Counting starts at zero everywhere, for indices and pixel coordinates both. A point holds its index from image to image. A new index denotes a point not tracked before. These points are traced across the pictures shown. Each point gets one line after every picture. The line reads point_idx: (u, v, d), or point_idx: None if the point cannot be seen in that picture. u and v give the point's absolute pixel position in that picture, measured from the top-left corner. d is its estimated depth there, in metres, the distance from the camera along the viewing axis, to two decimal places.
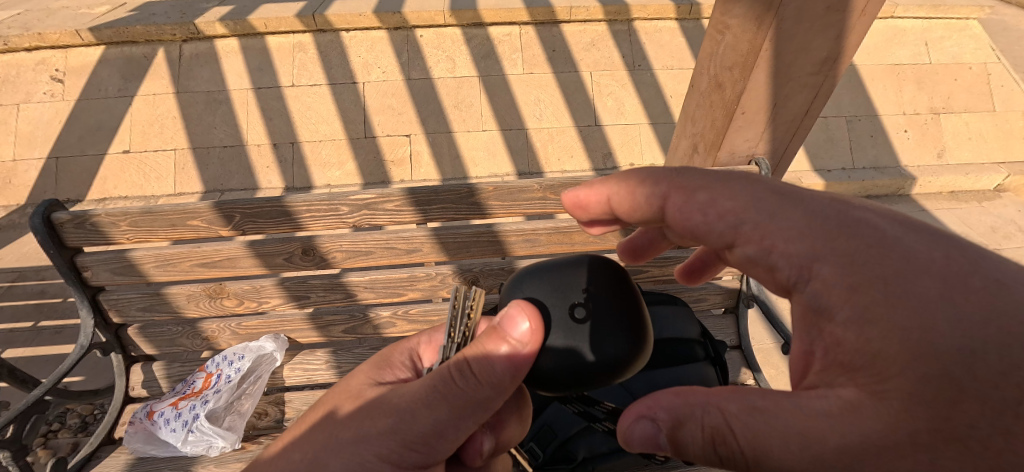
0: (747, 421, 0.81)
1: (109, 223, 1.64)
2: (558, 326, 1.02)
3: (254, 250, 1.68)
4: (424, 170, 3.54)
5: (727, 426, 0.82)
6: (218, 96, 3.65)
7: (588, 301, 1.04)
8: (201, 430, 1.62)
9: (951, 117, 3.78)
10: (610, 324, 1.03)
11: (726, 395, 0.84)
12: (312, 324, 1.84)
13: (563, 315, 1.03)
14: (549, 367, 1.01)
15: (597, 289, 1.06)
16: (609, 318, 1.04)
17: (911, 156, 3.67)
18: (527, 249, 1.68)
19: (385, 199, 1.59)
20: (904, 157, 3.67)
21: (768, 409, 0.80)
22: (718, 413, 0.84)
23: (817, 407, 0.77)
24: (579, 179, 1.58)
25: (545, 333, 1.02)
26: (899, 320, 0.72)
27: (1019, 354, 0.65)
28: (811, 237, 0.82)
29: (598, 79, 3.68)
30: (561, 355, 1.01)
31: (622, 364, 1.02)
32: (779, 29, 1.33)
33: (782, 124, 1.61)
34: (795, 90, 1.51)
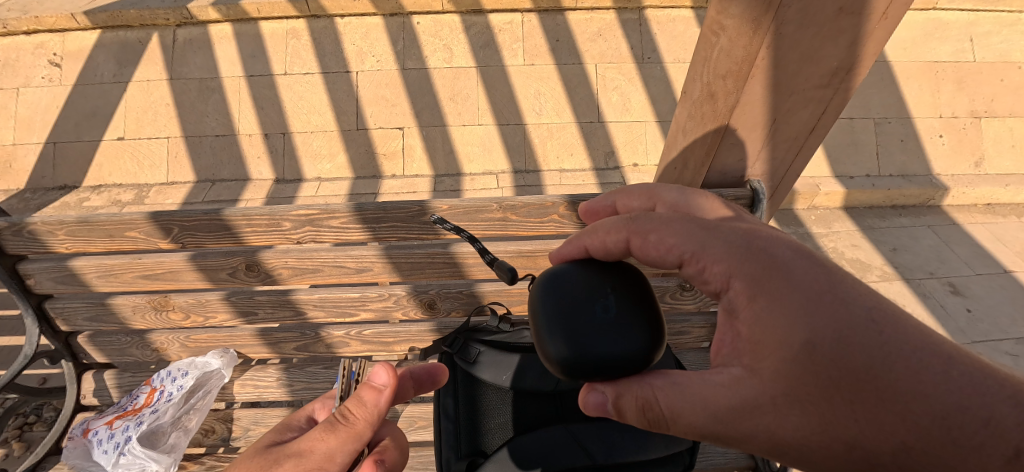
0: (681, 400, 0.87)
1: (46, 231, 1.52)
2: (581, 317, 0.99)
3: (195, 264, 1.54)
4: (416, 165, 3.46)
5: (665, 409, 0.88)
6: (210, 84, 3.56)
7: (611, 298, 1.01)
8: (132, 454, 1.57)
9: (993, 122, 3.46)
10: (631, 318, 0.99)
11: (664, 386, 0.90)
12: (261, 340, 1.72)
13: (586, 307, 1.00)
14: (570, 356, 0.97)
15: (621, 287, 1.03)
16: (632, 315, 1.00)
17: (946, 164, 3.37)
18: (486, 273, 1.51)
19: (329, 215, 1.43)
20: (937, 165, 3.36)
21: (700, 387, 0.86)
22: (656, 399, 0.89)
23: (738, 380, 0.84)
24: (544, 199, 1.37)
25: (568, 321, 0.99)
26: (792, 309, 0.82)
27: (887, 328, 0.77)
28: (724, 252, 0.91)
29: (604, 72, 3.54)
30: (582, 345, 0.96)
31: (644, 361, 0.97)
32: (778, 34, 1.08)
33: (783, 142, 1.33)
34: (799, 104, 1.22)
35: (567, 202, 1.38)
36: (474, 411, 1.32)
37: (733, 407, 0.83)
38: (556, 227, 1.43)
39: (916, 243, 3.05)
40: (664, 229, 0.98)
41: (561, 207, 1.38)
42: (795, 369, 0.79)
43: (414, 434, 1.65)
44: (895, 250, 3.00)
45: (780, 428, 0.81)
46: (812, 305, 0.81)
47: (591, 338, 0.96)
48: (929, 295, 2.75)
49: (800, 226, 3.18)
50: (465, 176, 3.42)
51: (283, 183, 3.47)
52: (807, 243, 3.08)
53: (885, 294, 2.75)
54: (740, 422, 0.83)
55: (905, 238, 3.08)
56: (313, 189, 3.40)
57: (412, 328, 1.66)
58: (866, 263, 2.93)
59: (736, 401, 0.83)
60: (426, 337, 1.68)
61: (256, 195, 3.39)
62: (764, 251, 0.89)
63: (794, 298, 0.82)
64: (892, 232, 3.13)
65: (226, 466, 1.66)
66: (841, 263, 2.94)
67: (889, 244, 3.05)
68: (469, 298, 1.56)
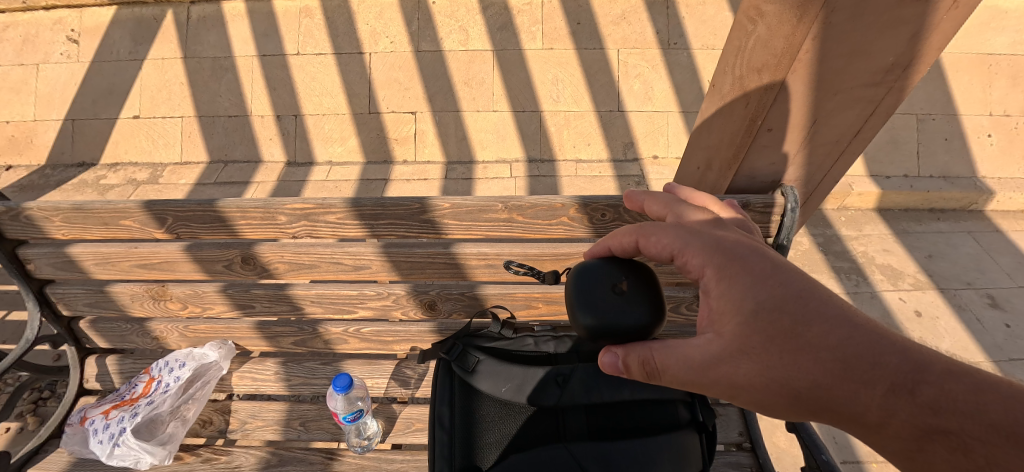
0: (659, 359, 0.92)
1: (42, 217, 1.46)
2: (605, 296, 1.03)
3: (191, 255, 1.47)
4: (428, 150, 3.47)
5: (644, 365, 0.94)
6: (223, 63, 3.50)
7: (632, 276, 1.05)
8: (127, 445, 1.52)
9: None
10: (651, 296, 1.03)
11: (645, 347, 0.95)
12: (258, 333, 1.68)
13: (609, 286, 1.03)
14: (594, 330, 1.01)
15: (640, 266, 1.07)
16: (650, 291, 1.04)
17: (991, 166, 3.18)
18: (489, 275, 1.42)
19: (325, 210, 1.35)
20: (983, 166, 3.18)
21: (674, 345, 0.91)
22: (636, 357, 0.95)
23: (707, 339, 0.89)
24: (553, 201, 1.27)
25: (593, 299, 1.03)
26: (748, 274, 0.89)
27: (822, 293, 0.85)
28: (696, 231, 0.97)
29: (626, 58, 3.40)
30: (606, 321, 1.01)
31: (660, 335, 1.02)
32: (827, 24, 0.95)
33: (822, 146, 1.21)
34: (845, 104, 1.11)
35: (578, 204, 1.27)
36: (470, 424, 1.25)
37: (705, 364, 0.87)
38: (565, 230, 1.33)
39: (953, 250, 2.88)
40: (662, 231, 0.98)
41: (570, 210, 1.28)
42: (757, 325, 0.84)
43: (411, 435, 1.60)
44: (930, 256, 2.84)
45: (750, 385, 0.85)
46: (781, 281, 0.87)
47: (615, 315, 1.00)
48: (965, 308, 2.57)
49: (829, 227, 3.05)
50: (478, 164, 3.43)
51: (294, 166, 3.48)
52: (835, 245, 2.93)
53: (917, 304, 2.60)
54: (705, 374, 0.87)
55: (941, 244, 2.92)
56: (324, 173, 3.41)
57: (412, 327, 1.59)
58: (898, 269, 2.78)
59: (711, 358, 0.87)
60: (426, 338, 1.61)
61: (268, 178, 3.38)
62: (748, 242, 0.95)
63: (764, 271, 0.88)
64: (926, 238, 2.97)
65: (221, 460, 1.58)
66: (870, 268, 2.78)
67: (924, 250, 2.89)
68: (472, 301, 1.48)
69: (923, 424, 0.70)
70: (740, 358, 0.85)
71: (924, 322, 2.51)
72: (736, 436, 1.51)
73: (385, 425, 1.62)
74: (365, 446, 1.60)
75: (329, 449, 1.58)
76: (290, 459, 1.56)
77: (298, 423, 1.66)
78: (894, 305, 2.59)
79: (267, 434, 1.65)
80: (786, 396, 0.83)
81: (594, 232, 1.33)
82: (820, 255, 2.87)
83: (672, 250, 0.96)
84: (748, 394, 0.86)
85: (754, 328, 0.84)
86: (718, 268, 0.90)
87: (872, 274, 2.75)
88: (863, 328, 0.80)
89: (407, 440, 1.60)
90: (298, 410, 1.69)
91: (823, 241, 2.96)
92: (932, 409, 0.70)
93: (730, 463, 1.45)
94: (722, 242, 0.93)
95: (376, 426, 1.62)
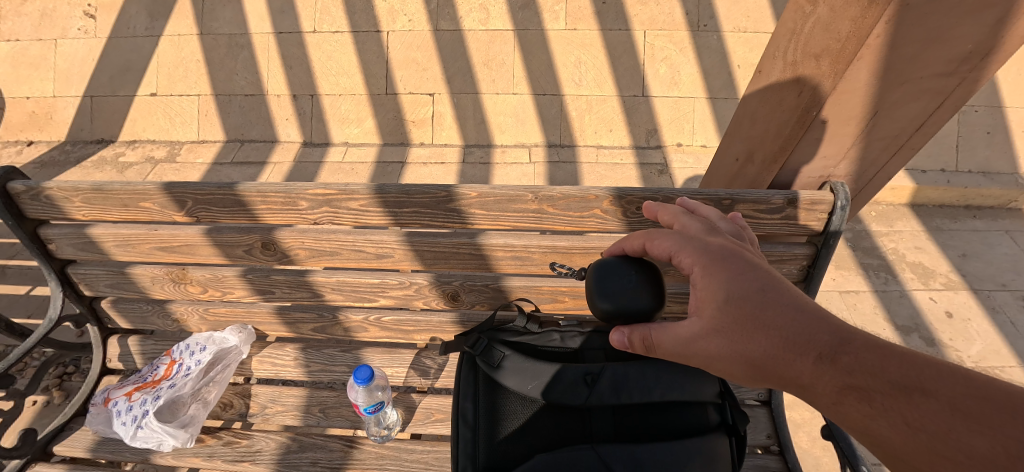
0: (646, 336, 0.94)
1: (62, 197, 1.44)
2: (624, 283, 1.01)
3: (211, 239, 1.44)
4: (445, 133, 3.42)
5: (632, 342, 0.95)
6: (239, 40, 3.42)
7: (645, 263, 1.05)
8: (151, 427, 1.52)
9: None
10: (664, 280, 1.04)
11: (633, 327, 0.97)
12: (278, 319, 1.66)
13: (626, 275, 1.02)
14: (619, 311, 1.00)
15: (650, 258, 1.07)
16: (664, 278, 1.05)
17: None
18: (515, 267, 1.37)
19: (348, 196, 1.30)
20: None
21: (656, 326, 0.93)
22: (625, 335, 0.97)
23: (686, 320, 0.89)
24: (586, 192, 1.22)
25: (613, 287, 1.01)
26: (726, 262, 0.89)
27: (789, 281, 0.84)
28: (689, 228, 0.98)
29: (653, 41, 3.29)
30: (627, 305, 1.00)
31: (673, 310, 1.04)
32: (904, 6, 0.90)
33: (879, 140, 1.16)
34: (909, 96, 1.05)
35: (612, 195, 1.21)
36: (495, 421, 1.22)
37: (681, 339, 0.89)
38: (597, 222, 1.27)
39: (989, 250, 2.76)
40: (666, 236, 0.97)
41: (604, 202, 1.22)
42: (727, 305, 0.84)
43: (430, 426, 1.58)
44: (964, 255, 2.74)
45: (723, 359, 0.85)
46: (756, 272, 0.86)
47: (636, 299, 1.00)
48: (999, 310, 2.48)
49: (858, 222, 2.95)
50: (496, 148, 3.39)
51: (310, 146, 3.46)
52: (864, 241, 2.83)
53: (948, 305, 2.50)
54: (685, 348, 0.88)
55: (976, 243, 2.81)
56: (340, 154, 3.39)
57: (434, 317, 1.55)
58: (930, 268, 2.67)
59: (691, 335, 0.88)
60: (448, 329, 1.57)
61: (284, 158, 3.37)
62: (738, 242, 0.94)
63: (740, 263, 0.88)
64: (961, 236, 2.85)
65: (242, 444, 1.57)
66: (900, 265, 2.69)
67: (957, 248, 2.78)
68: (496, 293, 1.44)
69: (853, 387, 0.71)
70: (709, 334, 0.86)
71: (955, 323, 2.43)
72: (763, 438, 1.46)
73: (404, 415, 1.60)
74: (384, 436, 1.58)
75: (348, 437, 1.56)
76: (310, 446, 1.55)
77: (318, 409, 1.64)
78: (924, 304, 2.50)
79: (287, 420, 1.64)
80: (744, 368, 0.83)
81: (627, 226, 1.27)
82: (848, 250, 2.78)
83: (671, 252, 0.95)
84: (715, 367, 0.86)
85: (720, 305, 0.85)
86: (705, 264, 0.89)
87: (902, 272, 2.66)
88: (821, 312, 0.79)
89: (427, 430, 1.58)
90: (317, 397, 1.67)
91: (852, 236, 2.86)
92: (865, 375, 0.71)
93: (758, 466, 1.40)
94: (717, 251, 0.90)
95: (396, 415, 1.61)
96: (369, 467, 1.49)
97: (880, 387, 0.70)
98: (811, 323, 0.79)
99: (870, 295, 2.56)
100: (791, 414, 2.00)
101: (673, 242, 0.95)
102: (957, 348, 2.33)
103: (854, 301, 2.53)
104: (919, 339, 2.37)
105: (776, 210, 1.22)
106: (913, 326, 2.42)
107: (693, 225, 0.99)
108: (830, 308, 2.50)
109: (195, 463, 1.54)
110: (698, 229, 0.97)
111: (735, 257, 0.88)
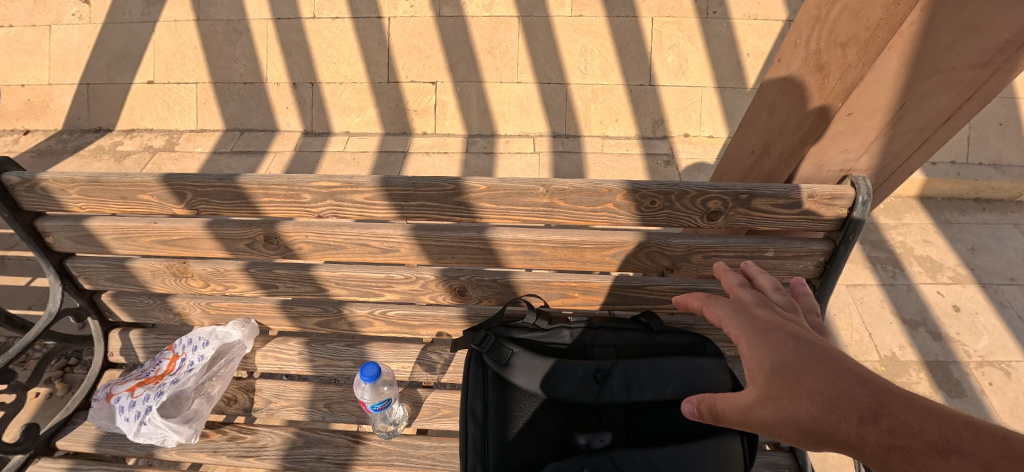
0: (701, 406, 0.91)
1: (58, 189, 1.40)
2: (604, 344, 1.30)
3: (213, 232, 1.40)
4: (448, 123, 3.39)
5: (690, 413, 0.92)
6: (237, 26, 3.33)
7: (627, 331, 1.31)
8: (154, 424, 1.48)
9: None
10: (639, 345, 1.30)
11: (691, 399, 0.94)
12: (282, 313, 1.63)
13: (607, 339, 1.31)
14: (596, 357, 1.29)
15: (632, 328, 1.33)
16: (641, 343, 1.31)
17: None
18: (525, 262, 1.33)
19: (353, 189, 1.26)
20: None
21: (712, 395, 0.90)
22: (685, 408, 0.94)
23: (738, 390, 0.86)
24: (599, 186, 1.17)
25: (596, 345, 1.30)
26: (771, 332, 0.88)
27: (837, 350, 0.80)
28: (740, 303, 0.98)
29: (661, 28, 3.22)
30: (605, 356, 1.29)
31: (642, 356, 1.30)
32: None
33: (906, 133, 1.12)
34: (940, 88, 1.01)
35: (626, 190, 1.17)
36: (505, 422, 1.19)
37: (732, 408, 0.86)
38: (610, 217, 1.23)
39: (999, 244, 2.73)
40: (718, 306, 0.97)
41: (618, 196, 1.18)
42: (773, 372, 0.82)
43: (436, 422, 1.56)
44: (972, 249, 2.70)
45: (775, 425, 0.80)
46: (802, 340, 0.84)
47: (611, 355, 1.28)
48: (1006, 304, 2.45)
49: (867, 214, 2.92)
50: (500, 138, 3.35)
51: (311, 136, 3.42)
52: (872, 234, 2.80)
53: (955, 299, 2.48)
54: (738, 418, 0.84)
55: (986, 237, 2.77)
56: (342, 144, 3.35)
57: (440, 312, 1.52)
58: (938, 261, 2.65)
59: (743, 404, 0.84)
60: (454, 324, 1.55)
61: (284, 147, 3.33)
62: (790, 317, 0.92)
63: (788, 334, 0.86)
64: (970, 229, 2.82)
65: (247, 439, 1.55)
66: (908, 259, 2.66)
67: (966, 242, 2.74)
68: (504, 288, 1.41)
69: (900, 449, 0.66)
70: (760, 399, 0.82)
71: (962, 316, 2.41)
72: (774, 435, 1.44)
73: (410, 411, 1.58)
74: (391, 431, 1.57)
75: (354, 432, 1.54)
76: (315, 442, 1.53)
77: (323, 404, 1.62)
78: (932, 298, 2.48)
79: (292, 415, 1.61)
80: (798, 435, 0.77)
81: (640, 220, 1.24)
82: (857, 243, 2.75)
83: (722, 321, 0.95)
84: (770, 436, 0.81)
85: (767, 373, 0.82)
86: (752, 333, 0.89)
87: (910, 265, 2.63)
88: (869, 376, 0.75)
89: (433, 426, 1.56)
90: (322, 392, 1.65)
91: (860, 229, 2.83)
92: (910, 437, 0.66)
93: (769, 462, 1.38)
94: (768, 323, 0.90)
95: (402, 411, 1.58)
96: (375, 463, 1.47)
97: (915, 446, 0.65)
98: (849, 383, 0.75)
99: (878, 289, 2.53)
100: None
101: (726, 312, 0.95)
102: (964, 342, 2.31)
103: (861, 294, 2.51)
104: (926, 333, 2.35)
105: (794, 205, 1.18)
106: (920, 320, 2.39)
107: (747, 297, 0.99)
108: (838, 301, 2.48)
109: (201, 458, 1.52)
110: (750, 301, 0.98)
111: (782, 330, 0.86)
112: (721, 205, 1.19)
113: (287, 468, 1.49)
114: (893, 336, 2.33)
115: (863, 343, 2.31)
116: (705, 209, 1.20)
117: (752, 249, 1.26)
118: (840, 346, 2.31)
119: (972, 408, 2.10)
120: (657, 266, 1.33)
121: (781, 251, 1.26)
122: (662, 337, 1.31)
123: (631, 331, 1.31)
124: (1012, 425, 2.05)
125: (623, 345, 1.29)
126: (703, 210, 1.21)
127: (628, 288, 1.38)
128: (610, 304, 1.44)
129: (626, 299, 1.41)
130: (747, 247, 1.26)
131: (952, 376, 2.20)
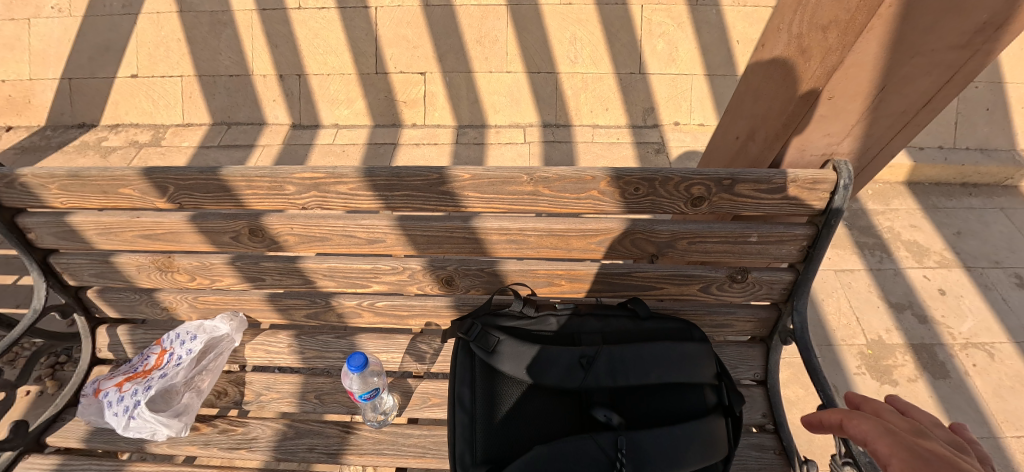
0: None
1: (38, 185, 1.38)
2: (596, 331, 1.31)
3: (196, 226, 1.40)
4: (438, 113, 3.36)
5: None
6: (221, 18, 3.29)
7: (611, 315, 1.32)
8: (143, 418, 1.48)
9: None
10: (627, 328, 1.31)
11: None
12: (270, 306, 1.63)
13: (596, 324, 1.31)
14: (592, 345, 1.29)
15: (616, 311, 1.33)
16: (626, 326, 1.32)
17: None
18: (511, 251, 1.34)
19: (336, 180, 1.25)
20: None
21: None
22: None
23: None
24: (583, 173, 1.18)
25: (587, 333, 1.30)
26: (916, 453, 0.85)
27: None
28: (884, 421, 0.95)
29: (650, 16, 3.21)
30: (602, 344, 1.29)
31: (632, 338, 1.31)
32: None
33: (887, 116, 1.12)
34: (918, 71, 1.02)
35: (610, 177, 1.17)
36: (492, 408, 1.19)
37: None
38: (594, 204, 1.24)
39: (985, 228, 2.76)
40: (862, 417, 0.96)
41: (601, 183, 1.19)
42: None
43: (427, 411, 1.57)
44: (958, 234, 2.73)
45: None
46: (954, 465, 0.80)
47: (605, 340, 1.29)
48: (991, 287, 2.49)
49: (856, 201, 2.94)
50: (491, 129, 3.34)
51: (299, 129, 3.39)
52: (860, 220, 2.82)
53: (941, 283, 2.51)
54: None
55: (972, 222, 2.80)
56: (331, 136, 3.32)
57: (428, 302, 1.53)
58: (924, 246, 2.67)
59: None
60: (443, 313, 1.55)
61: (273, 140, 3.30)
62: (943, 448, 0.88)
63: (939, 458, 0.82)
64: (957, 214, 2.84)
65: (238, 431, 1.55)
66: (895, 244, 2.69)
67: (952, 227, 2.77)
68: (491, 277, 1.41)
69: None
70: None
71: (947, 299, 2.44)
72: (759, 417, 1.46)
73: (401, 400, 1.59)
74: (381, 421, 1.57)
75: (345, 422, 1.55)
76: (307, 432, 1.53)
77: (314, 396, 1.63)
78: (918, 282, 2.51)
79: (283, 407, 1.62)
80: None
81: (624, 208, 1.24)
82: (845, 230, 2.77)
83: (867, 437, 0.93)
84: None
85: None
86: (903, 448, 0.86)
87: (897, 250, 2.65)
88: None
89: (424, 415, 1.57)
90: (313, 383, 1.65)
91: (848, 215, 2.85)
92: None
93: (754, 444, 1.40)
94: (925, 447, 0.86)
95: (392, 401, 1.59)
96: (366, 452, 1.48)
97: None
98: None
99: (865, 274, 2.55)
100: (786, 393, 2.01)
101: (873, 428, 0.93)
102: (949, 325, 2.34)
103: (849, 279, 2.53)
104: (912, 316, 2.38)
105: (776, 190, 1.19)
106: (906, 303, 2.42)
107: (897, 423, 0.97)
108: (826, 286, 2.50)
109: (192, 451, 1.52)
110: (899, 427, 0.95)
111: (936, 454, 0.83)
112: (704, 190, 1.19)
113: (278, 459, 1.50)
114: (880, 320, 2.36)
115: (851, 328, 2.33)
116: (688, 195, 1.21)
117: (736, 235, 1.28)
118: (828, 330, 2.34)
119: (956, 389, 2.13)
120: (642, 252, 1.33)
121: (764, 237, 1.27)
122: (647, 323, 1.32)
123: (618, 318, 1.33)
124: (995, 405, 2.09)
125: (610, 332, 1.30)
126: (687, 197, 1.21)
127: (614, 275, 1.39)
128: (597, 292, 1.45)
129: (612, 286, 1.42)
130: (731, 233, 1.27)
131: (938, 358, 2.23)
